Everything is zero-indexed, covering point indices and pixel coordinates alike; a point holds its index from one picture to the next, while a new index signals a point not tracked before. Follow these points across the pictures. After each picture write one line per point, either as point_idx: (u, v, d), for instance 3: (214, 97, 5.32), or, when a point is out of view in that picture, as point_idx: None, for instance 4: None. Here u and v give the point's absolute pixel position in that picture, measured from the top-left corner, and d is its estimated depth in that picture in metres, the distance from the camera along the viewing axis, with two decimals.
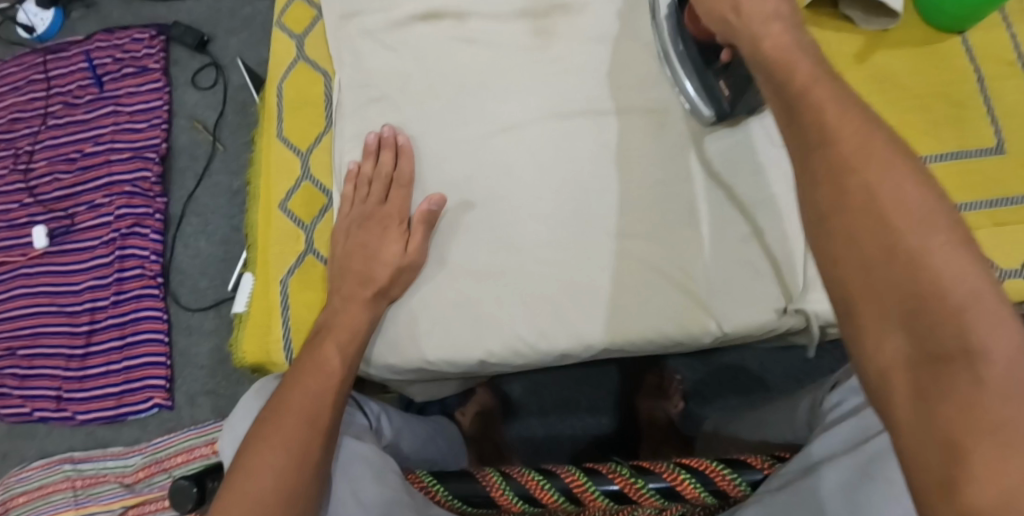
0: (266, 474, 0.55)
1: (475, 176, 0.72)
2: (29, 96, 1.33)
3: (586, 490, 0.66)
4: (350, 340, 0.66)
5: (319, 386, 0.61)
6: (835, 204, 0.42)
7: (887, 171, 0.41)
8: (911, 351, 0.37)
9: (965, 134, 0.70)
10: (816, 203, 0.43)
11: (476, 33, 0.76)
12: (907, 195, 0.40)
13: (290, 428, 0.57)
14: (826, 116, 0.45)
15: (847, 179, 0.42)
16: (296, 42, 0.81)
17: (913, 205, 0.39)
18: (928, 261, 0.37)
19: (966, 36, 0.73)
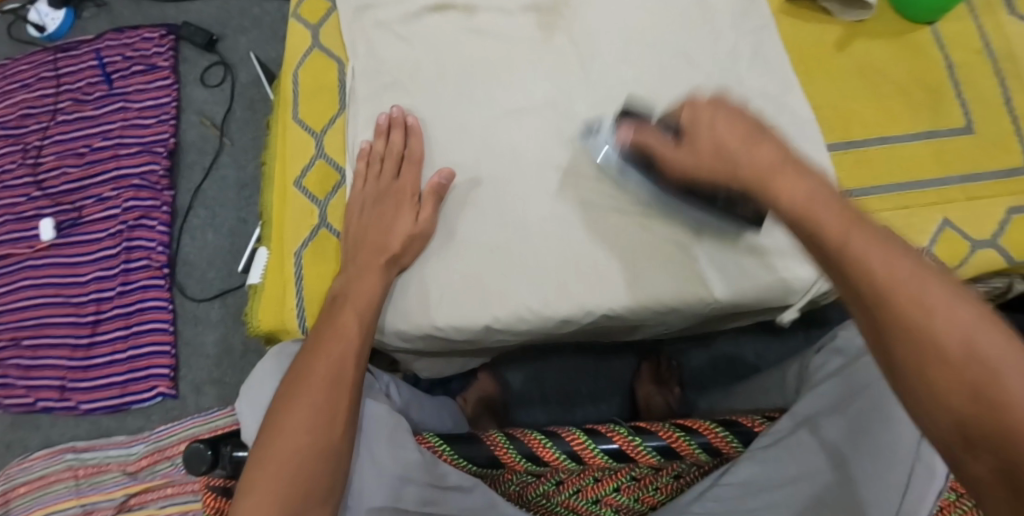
0: (300, 434, 0.60)
1: (481, 156, 0.77)
2: (39, 92, 1.37)
3: (588, 449, 0.69)
4: (368, 307, 0.69)
5: (340, 353, 0.66)
6: (903, 348, 0.47)
7: (940, 304, 0.46)
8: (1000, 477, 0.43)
9: (937, 116, 0.75)
10: (884, 347, 0.48)
11: (484, 25, 0.81)
12: (963, 327, 0.45)
13: (319, 395, 0.62)
14: (857, 255, 0.49)
15: (907, 316, 0.47)
16: (311, 31, 0.86)
17: (973, 337, 0.45)
18: (999, 393, 0.43)
19: (935, 28, 0.77)
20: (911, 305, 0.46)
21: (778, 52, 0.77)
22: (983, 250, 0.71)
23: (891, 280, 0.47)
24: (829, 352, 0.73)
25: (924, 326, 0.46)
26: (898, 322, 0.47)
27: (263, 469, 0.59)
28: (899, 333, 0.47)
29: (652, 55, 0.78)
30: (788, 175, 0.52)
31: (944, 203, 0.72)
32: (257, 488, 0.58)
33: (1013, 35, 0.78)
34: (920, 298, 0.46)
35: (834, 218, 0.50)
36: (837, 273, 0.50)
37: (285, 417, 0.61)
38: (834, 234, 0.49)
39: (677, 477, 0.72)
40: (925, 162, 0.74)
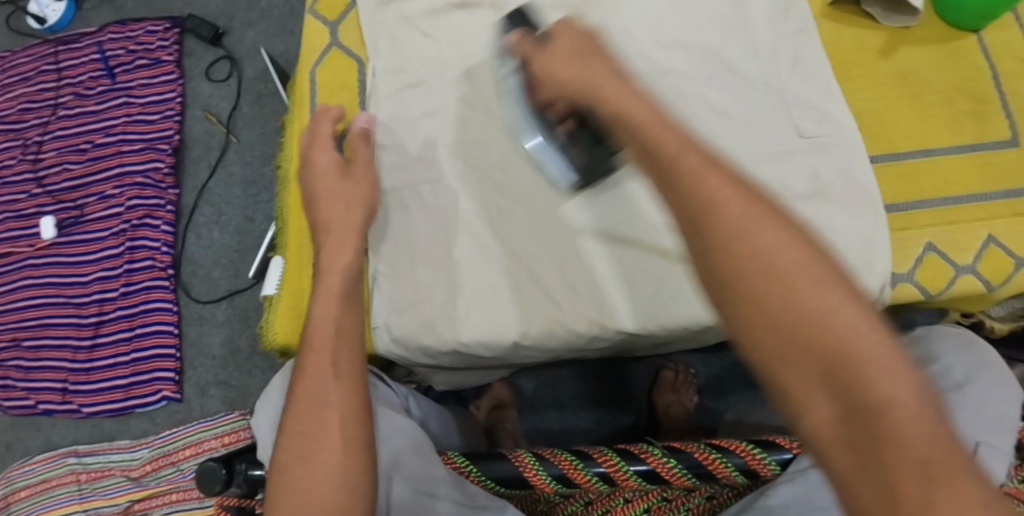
0: (301, 469, 0.56)
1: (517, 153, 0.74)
2: (39, 86, 1.33)
3: (621, 471, 0.67)
4: (339, 307, 0.63)
5: (319, 367, 0.60)
6: (736, 274, 0.42)
7: (771, 230, 0.42)
8: (838, 411, 0.38)
9: (984, 128, 0.71)
10: (717, 273, 0.43)
11: (509, 23, 0.77)
12: (788, 251, 0.41)
13: (314, 423, 0.58)
14: (701, 181, 0.45)
15: (741, 251, 0.42)
16: (329, 29, 0.83)
17: (800, 259, 0.41)
18: (832, 321, 0.39)
19: (981, 35, 0.74)
20: (755, 236, 0.42)
21: (819, 56, 0.73)
22: None
23: (737, 213, 0.43)
24: None
25: (769, 258, 0.41)
26: (739, 259, 0.42)
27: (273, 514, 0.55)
28: (736, 269, 0.42)
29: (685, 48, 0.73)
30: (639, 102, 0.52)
31: (988, 220, 0.69)
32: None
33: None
34: (760, 235, 0.42)
35: (687, 158, 0.46)
36: (681, 209, 0.45)
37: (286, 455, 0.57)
38: (680, 167, 0.46)
39: (709, 498, 0.71)
40: (969, 176, 0.70)
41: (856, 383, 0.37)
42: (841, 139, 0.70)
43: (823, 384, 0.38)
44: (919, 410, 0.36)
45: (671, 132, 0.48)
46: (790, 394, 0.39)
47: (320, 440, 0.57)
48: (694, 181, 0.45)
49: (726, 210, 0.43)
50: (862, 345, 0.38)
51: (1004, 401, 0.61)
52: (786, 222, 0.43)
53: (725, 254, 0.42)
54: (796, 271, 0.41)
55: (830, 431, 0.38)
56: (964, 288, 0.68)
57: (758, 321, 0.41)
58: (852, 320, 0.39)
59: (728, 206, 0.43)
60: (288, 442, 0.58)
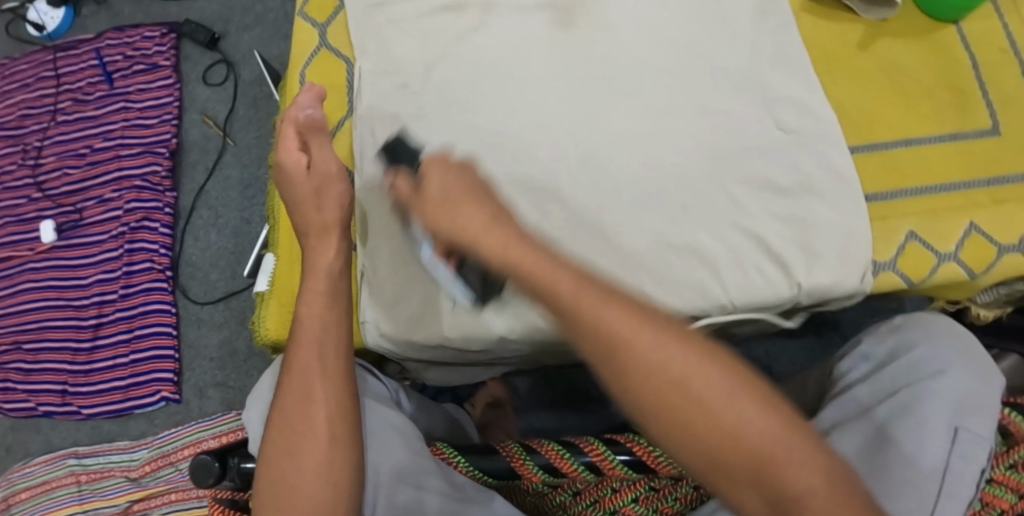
0: (286, 462, 0.61)
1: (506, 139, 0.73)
2: (39, 92, 1.35)
3: (609, 460, 0.67)
4: (324, 305, 0.67)
5: (307, 365, 0.64)
6: (659, 405, 0.46)
7: (680, 357, 0.46)
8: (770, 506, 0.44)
9: (965, 119, 0.72)
10: (640, 403, 0.47)
11: (493, 23, 0.78)
12: (700, 375, 0.46)
13: (299, 419, 0.62)
14: (607, 321, 0.47)
15: (659, 382, 0.46)
16: (318, 31, 0.84)
17: (711, 384, 0.46)
18: (749, 435, 0.44)
19: (960, 27, 0.75)
20: (664, 367, 0.46)
21: (800, 51, 0.74)
22: (1012, 256, 0.69)
23: (641, 349, 0.46)
24: (855, 357, 0.72)
25: (681, 387, 0.46)
26: (653, 393, 0.46)
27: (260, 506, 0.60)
28: (653, 400, 0.46)
29: (669, 50, 0.74)
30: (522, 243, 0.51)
31: (970, 208, 0.70)
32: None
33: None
34: (667, 363, 0.46)
35: (584, 297, 0.48)
36: (587, 343, 0.48)
37: (270, 448, 0.62)
38: (582, 308, 0.48)
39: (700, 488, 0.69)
40: (951, 165, 0.71)
41: (780, 487, 0.44)
42: (822, 131, 0.71)
43: (752, 489, 0.45)
44: (832, 493, 0.43)
45: (552, 265, 0.49)
46: (725, 495, 0.46)
47: (303, 435, 0.62)
48: (594, 320, 0.47)
49: (630, 348, 0.47)
50: (776, 454, 0.44)
51: (978, 381, 0.61)
52: (689, 347, 0.47)
53: (639, 387, 0.46)
54: (708, 393, 0.45)
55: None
56: (946, 275, 0.69)
57: (688, 444, 0.46)
58: (765, 431, 0.44)
59: (634, 343, 0.47)
60: (276, 435, 0.62)
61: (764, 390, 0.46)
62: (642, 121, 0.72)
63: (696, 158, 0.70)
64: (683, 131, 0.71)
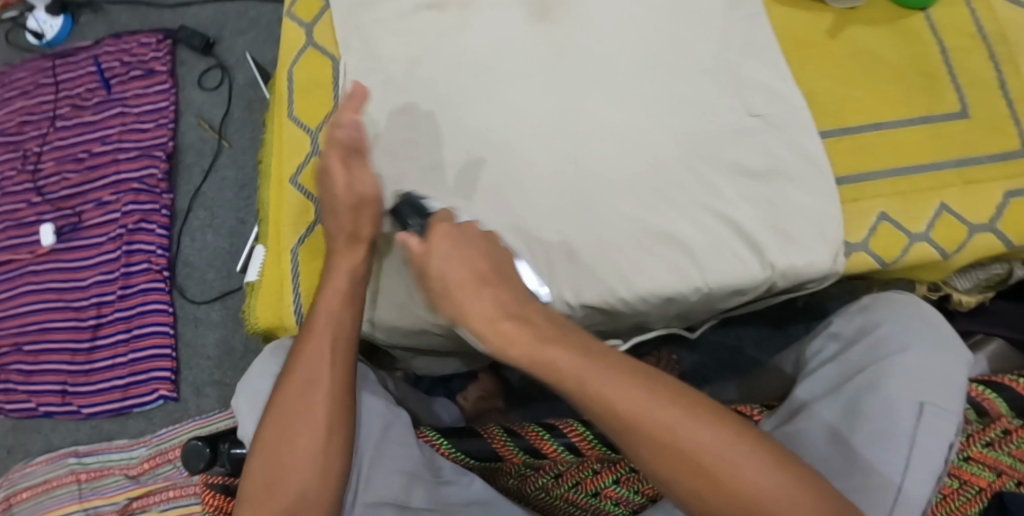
0: (285, 446, 0.62)
1: (496, 125, 0.75)
2: (38, 99, 1.37)
3: (587, 441, 0.69)
4: (341, 304, 0.68)
5: (317, 356, 0.65)
6: (677, 473, 0.52)
7: (687, 428, 0.52)
8: None
9: (933, 102, 0.74)
10: (657, 472, 0.52)
11: (474, 19, 0.79)
12: (705, 441, 0.52)
13: (303, 407, 0.64)
14: (613, 404, 0.52)
15: (673, 455, 0.52)
16: (305, 30, 0.86)
17: (715, 448, 0.52)
18: (755, 494, 0.51)
19: (928, 13, 0.77)
20: (681, 439, 0.52)
21: (770, 40, 0.76)
22: (982, 235, 0.71)
23: (659, 425, 0.52)
24: (825, 336, 0.74)
25: (698, 456, 0.51)
26: (674, 467, 0.52)
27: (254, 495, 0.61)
28: (672, 468, 0.52)
29: (645, 45, 0.76)
30: (522, 323, 0.54)
31: (939, 189, 0.72)
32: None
33: (1003, 11, 0.77)
34: (682, 435, 0.52)
35: (599, 382, 0.52)
36: (605, 424, 0.53)
37: (267, 434, 0.63)
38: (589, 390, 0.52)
39: None
40: (921, 147, 0.73)
41: None
42: (790, 116, 0.73)
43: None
44: None
45: (561, 348, 0.53)
46: None
47: (304, 425, 0.63)
48: (608, 402, 0.52)
49: (650, 425, 0.51)
50: (784, 508, 0.51)
51: (941, 359, 0.63)
52: (694, 417, 0.52)
53: (660, 463, 0.52)
54: (724, 458, 0.51)
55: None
56: (918, 255, 0.71)
57: (703, 506, 0.52)
58: (769, 486, 0.51)
59: (645, 420, 0.52)
60: (274, 426, 0.63)
61: (762, 444, 0.53)
62: (620, 113, 0.73)
63: (672, 147, 0.72)
64: (657, 122, 0.73)
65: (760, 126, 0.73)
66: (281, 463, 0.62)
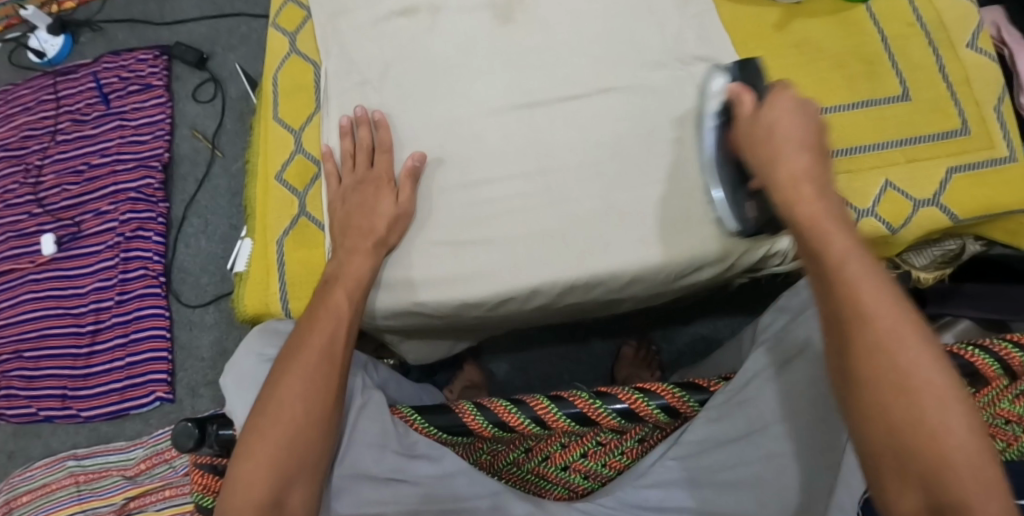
0: (289, 413, 0.65)
1: (446, 144, 0.81)
2: (40, 115, 1.43)
3: (552, 414, 0.73)
4: (359, 296, 0.74)
5: (330, 333, 0.70)
6: (870, 378, 0.52)
7: (911, 351, 0.52)
8: (922, 502, 0.50)
9: (876, 86, 0.80)
10: (851, 370, 0.53)
11: (445, 22, 0.85)
12: (920, 368, 0.52)
13: (316, 378, 0.67)
14: (860, 293, 0.54)
15: (878, 362, 0.52)
16: (289, 39, 0.91)
17: (929, 379, 0.51)
18: (940, 435, 0.50)
19: (869, 5, 0.83)
20: (890, 356, 0.52)
21: (721, 32, 0.84)
22: (928, 209, 0.77)
23: (887, 332, 0.53)
24: (773, 311, 0.77)
25: (899, 373, 0.52)
26: (875, 372, 0.52)
27: (250, 460, 0.63)
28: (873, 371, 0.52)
29: (600, 43, 0.83)
30: (811, 195, 0.59)
31: (885, 167, 0.78)
32: (249, 486, 0.62)
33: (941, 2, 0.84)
34: (895, 349, 0.52)
35: (854, 270, 0.55)
36: (839, 305, 0.54)
37: (275, 401, 0.66)
38: (838, 264, 0.55)
39: (641, 441, 0.77)
40: (867, 128, 0.79)
41: (950, 484, 0.49)
42: None
43: (915, 481, 0.50)
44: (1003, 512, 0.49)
45: (841, 230, 0.57)
46: (881, 480, 0.52)
47: (313, 395, 0.67)
48: (859, 284, 0.54)
49: (876, 331, 0.53)
50: (963, 463, 0.49)
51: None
52: (928, 347, 0.52)
53: (862, 362, 0.53)
54: (920, 389, 0.51)
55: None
56: (867, 228, 0.77)
57: (877, 418, 0.52)
58: (959, 438, 0.50)
59: (879, 321, 0.53)
60: (273, 397, 0.66)
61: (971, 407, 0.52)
62: (580, 106, 0.81)
63: (628, 133, 0.80)
64: (618, 112, 0.80)
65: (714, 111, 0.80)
66: (276, 431, 0.65)
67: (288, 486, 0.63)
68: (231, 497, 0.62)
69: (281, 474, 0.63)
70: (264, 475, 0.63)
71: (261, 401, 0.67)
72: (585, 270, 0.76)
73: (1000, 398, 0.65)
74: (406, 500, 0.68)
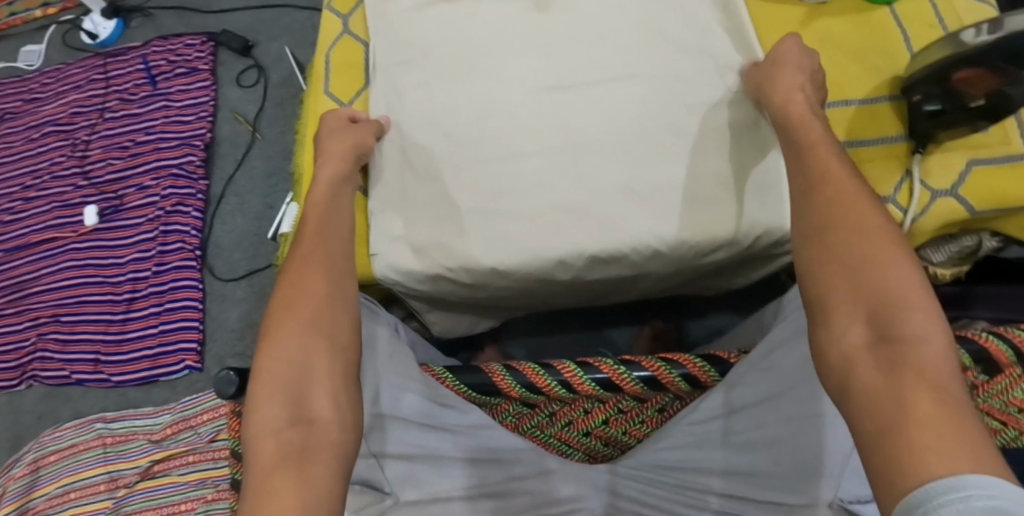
0: (302, 306, 0.67)
1: (483, 119, 0.86)
2: (90, 93, 1.50)
3: (578, 378, 0.76)
4: (330, 197, 0.81)
5: (326, 227, 0.76)
6: (827, 232, 0.62)
7: (865, 215, 0.62)
8: (868, 335, 0.54)
9: (892, 83, 0.88)
10: (811, 233, 0.63)
11: (485, 9, 0.91)
12: (872, 228, 0.60)
13: (318, 276, 0.70)
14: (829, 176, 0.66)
15: (841, 220, 0.62)
16: (341, 19, 0.98)
17: (875, 234, 0.60)
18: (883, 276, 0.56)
19: (893, 7, 0.91)
20: (849, 214, 0.62)
21: (745, 26, 0.89)
22: (945, 199, 0.84)
23: (852, 201, 0.63)
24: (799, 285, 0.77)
25: (862, 225, 0.60)
26: (826, 223, 0.62)
27: (268, 354, 0.63)
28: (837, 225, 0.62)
29: (633, 32, 0.88)
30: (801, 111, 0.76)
31: (901, 158, 0.87)
32: (267, 400, 0.61)
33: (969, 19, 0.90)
34: (916, 316, 0.53)
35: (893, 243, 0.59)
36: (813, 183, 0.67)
37: (284, 292, 0.69)
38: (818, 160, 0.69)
39: (661, 410, 0.80)
40: (883, 122, 0.87)
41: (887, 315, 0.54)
42: None
43: (864, 317, 0.55)
44: (927, 347, 0.52)
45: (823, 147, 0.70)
46: (833, 327, 0.56)
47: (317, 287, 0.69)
48: (891, 250, 0.58)
49: (842, 199, 0.63)
50: (901, 297, 0.55)
51: None
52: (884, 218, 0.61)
53: (867, 325, 0.55)
54: (869, 238, 0.59)
55: (859, 342, 0.54)
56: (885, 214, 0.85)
57: (831, 262, 0.59)
58: (901, 281, 0.56)
59: (845, 192, 0.64)
60: (290, 288, 0.69)
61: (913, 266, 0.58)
62: (608, 93, 0.86)
63: (654, 117, 0.84)
64: (645, 96, 0.85)
65: (745, 96, 0.85)
66: (291, 315, 0.66)
67: (304, 383, 0.62)
68: (251, 415, 0.60)
69: (297, 379, 0.62)
70: (280, 368, 0.62)
71: (278, 288, 0.70)
72: (604, 243, 0.80)
73: (1014, 386, 0.69)
74: (441, 450, 0.72)
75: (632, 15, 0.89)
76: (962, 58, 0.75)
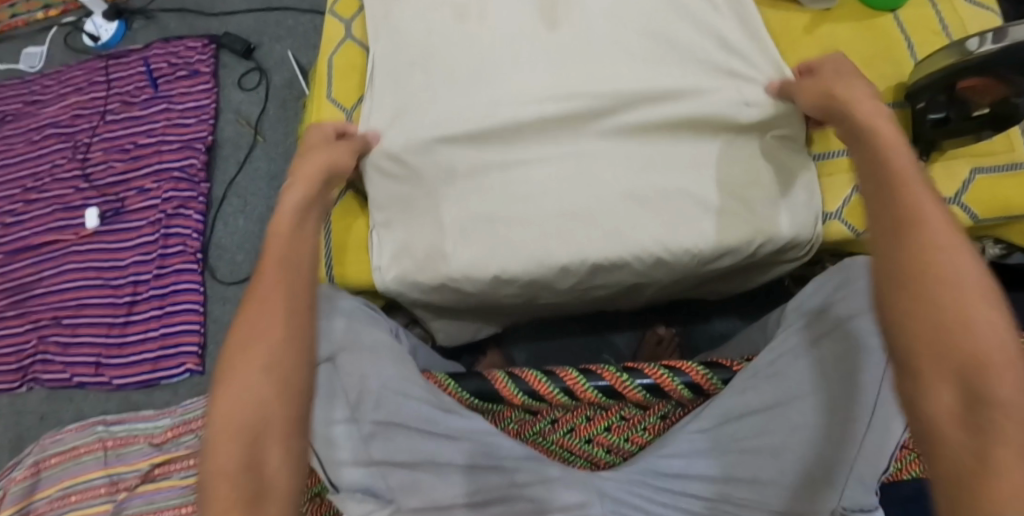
0: (258, 345, 0.62)
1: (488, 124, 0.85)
2: (91, 95, 1.50)
3: (581, 385, 0.76)
4: (295, 216, 0.75)
5: (289, 253, 0.70)
6: (906, 272, 0.55)
7: (953, 251, 0.55)
8: (959, 401, 0.49)
9: (896, 89, 0.87)
10: (889, 272, 0.57)
11: (491, 11, 0.90)
12: (961, 269, 0.54)
13: (274, 310, 0.64)
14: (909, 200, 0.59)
15: (925, 258, 0.55)
16: (344, 25, 0.99)
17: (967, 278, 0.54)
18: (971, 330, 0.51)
19: (897, 13, 0.90)
20: (936, 249, 0.55)
21: (751, 31, 0.89)
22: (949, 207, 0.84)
23: (935, 235, 0.56)
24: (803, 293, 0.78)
25: (947, 266, 0.54)
26: (910, 260, 0.56)
27: (222, 403, 0.59)
28: (923, 264, 0.55)
29: (640, 34, 0.87)
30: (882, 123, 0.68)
31: None
32: (223, 448, 0.57)
33: (973, 26, 0.90)
34: (1006, 381, 0.48)
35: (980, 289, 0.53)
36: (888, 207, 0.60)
37: (241, 327, 0.64)
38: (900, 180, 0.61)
39: (664, 417, 0.80)
40: None
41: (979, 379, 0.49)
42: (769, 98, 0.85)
43: (952, 378, 0.50)
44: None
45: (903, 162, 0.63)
46: (920, 388, 0.51)
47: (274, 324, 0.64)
48: (980, 297, 0.52)
49: (925, 233, 0.57)
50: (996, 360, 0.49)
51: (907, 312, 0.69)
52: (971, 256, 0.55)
53: (956, 384, 0.50)
54: (958, 281, 0.53)
55: (949, 409, 0.49)
56: None
57: (914, 310, 0.54)
58: (990, 340, 0.50)
59: (933, 222, 0.57)
60: (244, 324, 0.64)
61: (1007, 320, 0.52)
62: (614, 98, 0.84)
63: (660, 123, 0.84)
64: (651, 100, 0.85)
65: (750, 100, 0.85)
66: (246, 358, 0.61)
67: (258, 437, 0.58)
68: (207, 462, 0.57)
69: (249, 430, 0.58)
70: (233, 419, 0.58)
71: (235, 324, 0.65)
72: (608, 249, 0.81)
73: None
74: (443, 451, 0.70)
75: (640, 18, 0.88)
76: (967, 67, 0.75)
